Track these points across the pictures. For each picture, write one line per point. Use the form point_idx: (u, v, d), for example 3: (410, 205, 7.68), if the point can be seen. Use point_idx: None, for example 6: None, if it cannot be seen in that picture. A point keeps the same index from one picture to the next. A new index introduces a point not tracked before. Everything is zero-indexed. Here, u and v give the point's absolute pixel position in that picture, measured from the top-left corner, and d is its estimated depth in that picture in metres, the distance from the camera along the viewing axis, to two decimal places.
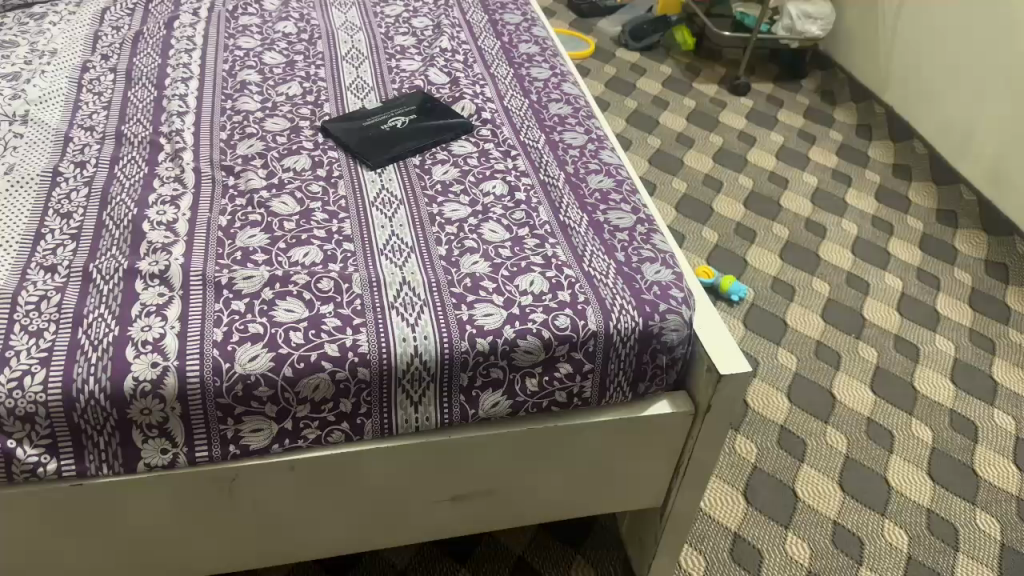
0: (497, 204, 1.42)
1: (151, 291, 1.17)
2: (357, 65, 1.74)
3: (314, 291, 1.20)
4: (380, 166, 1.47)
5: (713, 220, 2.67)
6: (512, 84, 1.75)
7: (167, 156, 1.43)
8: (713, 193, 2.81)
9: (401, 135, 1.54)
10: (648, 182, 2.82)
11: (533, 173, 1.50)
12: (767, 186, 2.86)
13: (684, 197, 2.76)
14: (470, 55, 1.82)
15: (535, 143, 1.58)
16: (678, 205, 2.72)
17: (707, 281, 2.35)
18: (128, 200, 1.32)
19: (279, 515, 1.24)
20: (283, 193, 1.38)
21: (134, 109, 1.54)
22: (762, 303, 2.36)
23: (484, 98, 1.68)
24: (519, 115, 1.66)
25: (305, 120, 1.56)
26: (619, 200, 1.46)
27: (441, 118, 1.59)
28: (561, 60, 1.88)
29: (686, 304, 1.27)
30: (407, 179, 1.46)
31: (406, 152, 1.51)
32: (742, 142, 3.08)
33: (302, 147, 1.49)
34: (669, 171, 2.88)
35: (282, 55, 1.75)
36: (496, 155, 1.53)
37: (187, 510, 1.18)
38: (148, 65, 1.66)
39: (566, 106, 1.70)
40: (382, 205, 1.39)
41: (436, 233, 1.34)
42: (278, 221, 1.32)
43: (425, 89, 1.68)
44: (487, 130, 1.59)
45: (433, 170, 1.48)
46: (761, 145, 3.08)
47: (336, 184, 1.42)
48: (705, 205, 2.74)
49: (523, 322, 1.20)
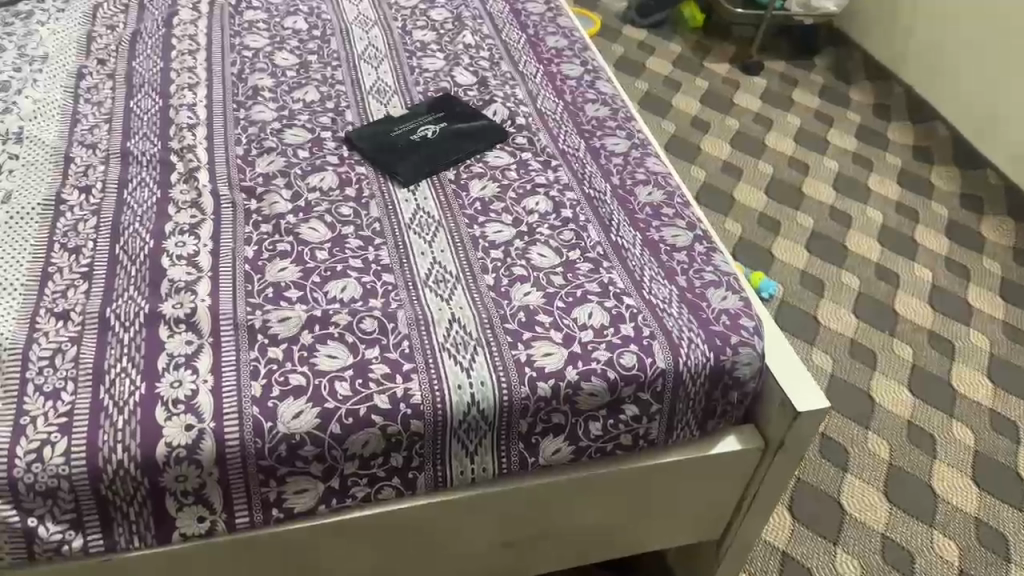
0: (543, 223, 1.31)
1: (177, 337, 1.06)
2: (376, 65, 1.61)
3: (357, 333, 1.09)
4: (412, 184, 1.36)
5: (735, 212, 2.58)
6: (544, 84, 1.63)
7: (181, 177, 1.31)
8: (733, 181, 2.71)
9: (433, 146, 1.42)
10: None
11: (577, 186, 1.39)
12: (787, 172, 2.76)
13: (703, 186, 2.67)
14: (496, 51, 1.69)
15: (575, 150, 1.47)
16: (698, 196, 2.63)
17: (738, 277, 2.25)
18: (142, 230, 1.21)
19: (311, 566, 1.12)
20: (310, 217, 1.26)
21: (139, 122, 1.41)
22: (793, 301, 2.28)
23: (517, 100, 1.56)
24: (555, 119, 1.54)
25: (327, 131, 1.44)
26: (672, 214, 1.35)
27: (473, 125, 1.47)
28: (592, 53, 1.75)
29: (758, 335, 1.17)
30: (444, 197, 1.34)
31: (440, 165, 1.39)
32: (759, 124, 2.98)
33: (327, 163, 1.37)
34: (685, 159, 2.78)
35: (294, 54, 1.62)
36: (536, 166, 1.42)
37: (214, 565, 1.07)
38: (150, 70, 1.53)
39: (604, 107, 1.58)
40: (419, 229, 1.28)
41: (481, 259, 1.24)
42: (308, 251, 1.21)
43: (452, 91, 1.56)
44: (523, 137, 1.48)
45: (470, 185, 1.37)
46: (778, 128, 2.97)
47: (367, 205, 1.31)
48: (726, 194, 2.65)
49: (587, 362, 1.10)
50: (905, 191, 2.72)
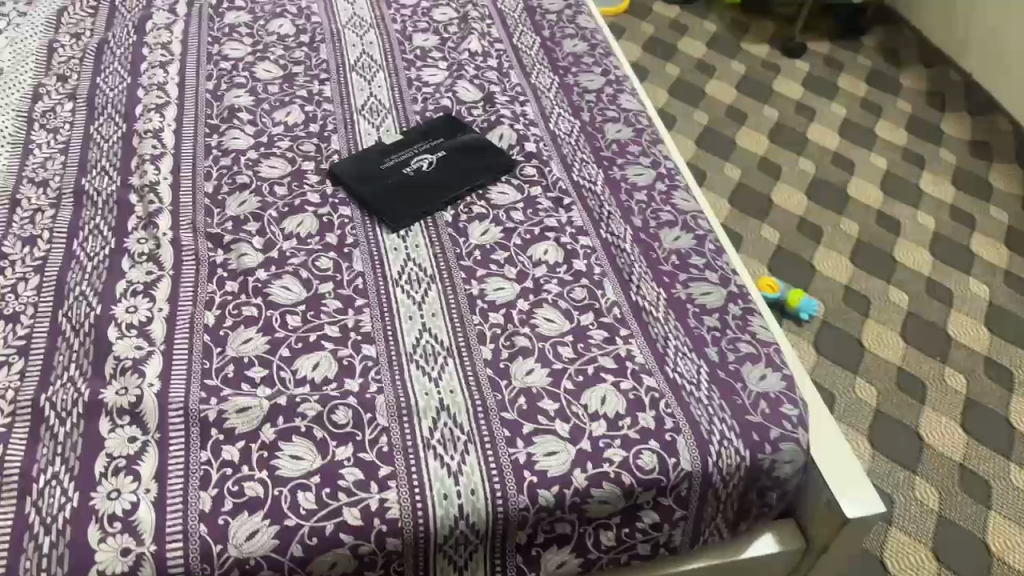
0: (551, 278, 1.14)
1: (119, 433, 0.91)
2: (369, 77, 1.43)
3: (327, 426, 0.94)
4: (402, 228, 1.19)
5: (773, 217, 2.37)
6: (558, 100, 1.44)
7: (139, 222, 1.15)
8: (772, 179, 2.49)
9: (429, 182, 1.24)
10: (697, 169, 2.52)
11: (592, 230, 1.21)
12: (831, 170, 2.54)
13: (739, 186, 2.47)
14: (506, 59, 1.50)
15: (592, 182, 1.29)
16: (733, 198, 2.43)
17: (773, 296, 2.09)
18: (89, 292, 1.05)
19: None
20: (283, 273, 1.10)
21: (97, 154, 1.25)
22: (835, 322, 2.10)
23: (527, 121, 1.38)
24: (570, 145, 1.35)
25: (309, 160, 1.27)
26: (702, 265, 1.17)
27: (476, 155, 1.29)
28: (615, 60, 1.56)
29: (800, 426, 1.00)
30: (438, 245, 1.17)
31: (436, 204, 1.22)
32: (802, 114, 2.74)
33: (306, 203, 1.20)
34: (721, 154, 2.57)
35: (278, 65, 1.44)
36: (546, 205, 1.24)
37: None
38: (115, 87, 1.37)
39: (628, 128, 1.39)
40: (409, 287, 1.11)
41: (479, 325, 1.07)
42: (279, 316, 1.05)
43: (453, 111, 1.38)
44: (532, 167, 1.30)
45: (469, 229, 1.20)
46: (822, 118, 2.74)
47: (350, 255, 1.14)
48: (764, 196, 2.44)
49: (598, 464, 0.93)
50: (960, 192, 2.49)
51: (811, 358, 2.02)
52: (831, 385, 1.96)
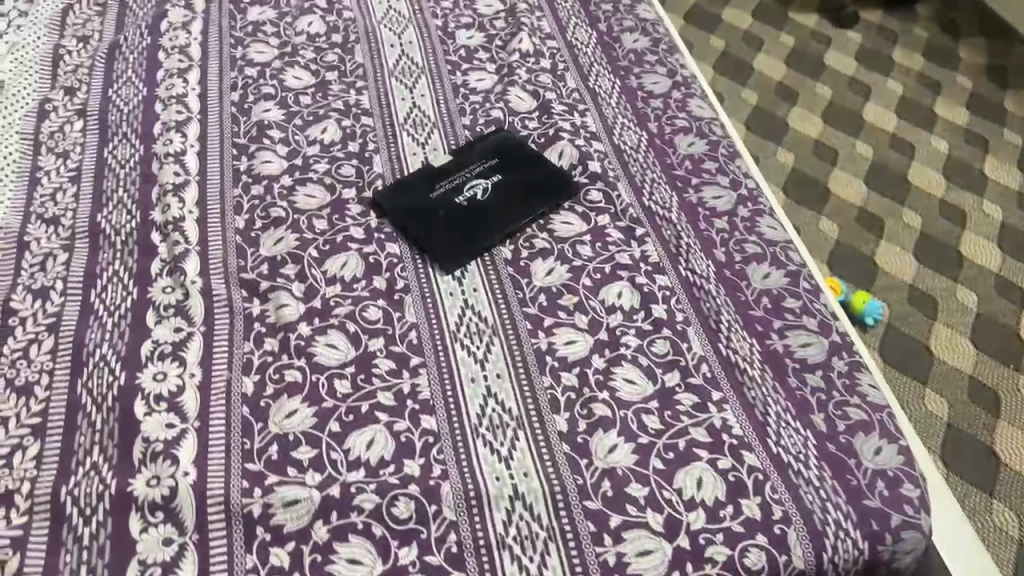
0: (628, 328, 1.00)
1: (152, 534, 0.81)
2: (411, 83, 1.30)
3: (387, 522, 0.82)
4: (457, 268, 1.06)
5: (830, 210, 2.24)
6: (621, 108, 1.30)
7: (162, 266, 1.02)
8: (828, 167, 2.34)
9: (486, 212, 1.11)
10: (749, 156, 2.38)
11: (670, 266, 1.07)
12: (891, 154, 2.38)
13: (793, 175, 2.32)
14: (559, 60, 1.36)
15: (666, 208, 1.15)
16: (787, 188, 2.29)
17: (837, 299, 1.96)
18: (111, 356, 0.94)
19: None
20: (328, 326, 0.98)
21: (113, 183, 1.13)
22: (900, 325, 1.98)
23: (589, 135, 1.24)
24: (637, 162, 1.21)
25: (349, 187, 1.14)
26: (799, 309, 1.04)
27: (535, 178, 1.16)
28: (681, 57, 1.40)
29: (923, 510, 0.88)
30: (499, 288, 1.04)
31: (495, 239, 1.09)
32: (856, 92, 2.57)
33: (350, 238, 1.08)
34: (773, 139, 2.42)
35: (308, 70, 1.31)
36: (617, 237, 1.10)
37: None
38: (130, 100, 1.24)
39: (700, 141, 1.25)
40: (469, 341, 0.98)
41: (551, 389, 0.94)
42: (325, 382, 0.92)
43: (506, 124, 1.25)
44: (598, 190, 1.16)
45: (533, 269, 1.06)
46: (878, 96, 2.55)
47: (401, 302, 1.01)
48: (819, 185, 2.30)
49: (698, 566, 0.81)
50: None
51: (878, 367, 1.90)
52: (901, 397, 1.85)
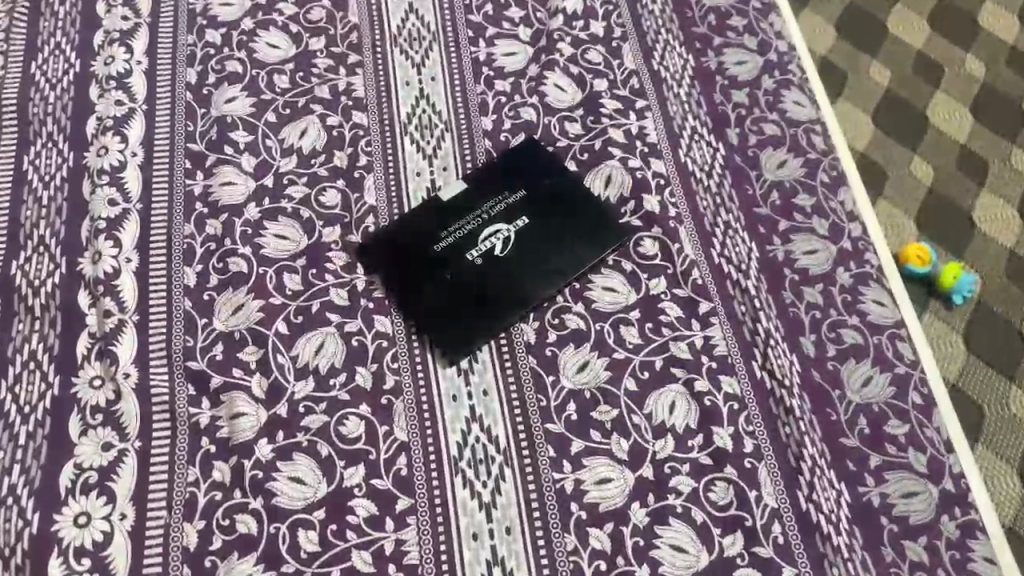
0: (681, 464, 0.78)
1: None
2: (419, 57, 1.00)
3: None
4: (460, 359, 0.82)
5: (932, 138, 1.25)
6: (692, 103, 0.99)
7: (90, 346, 0.81)
8: (940, 83, 1.30)
9: (503, 276, 0.86)
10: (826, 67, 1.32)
11: (742, 365, 0.83)
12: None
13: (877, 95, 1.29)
14: (615, 24, 1.04)
15: (742, 270, 0.88)
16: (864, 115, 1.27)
17: (911, 268, 1.12)
18: (22, 486, 0.74)
19: None
20: (295, 448, 0.77)
21: (31, 211, 0.88)
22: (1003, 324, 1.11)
23: (647, 150, 0.95)
24: (707, 193, 0.93)
25: (333, 225, 0.89)
26: (903, 437, 0.81)
27: (566, 224, 0.89)
28: (779, 20, 1.06)
29: None
30: (516, 389, 0.81)
31: (511, 316, 0.84)
32: None
33: (329, 307, 0.84)
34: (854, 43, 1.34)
35: (286, 34, 1.01)
36: (674, 315, 0.85)
37: None
38: (58, 77, 0.96)
39: (794, 162, 0.96)
40: (473, 472, 0.77)
41: (575, 556, 0.74)
42: (288, 535, 0.73)
43: (538, 130, 0.96)
44: (653, 240, 0.89)
45: (561, 361, 0.83)
46: None
47: (390, 410, 0.79)
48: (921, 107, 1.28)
49: None
50: None
51: (954, 371, 1.08)
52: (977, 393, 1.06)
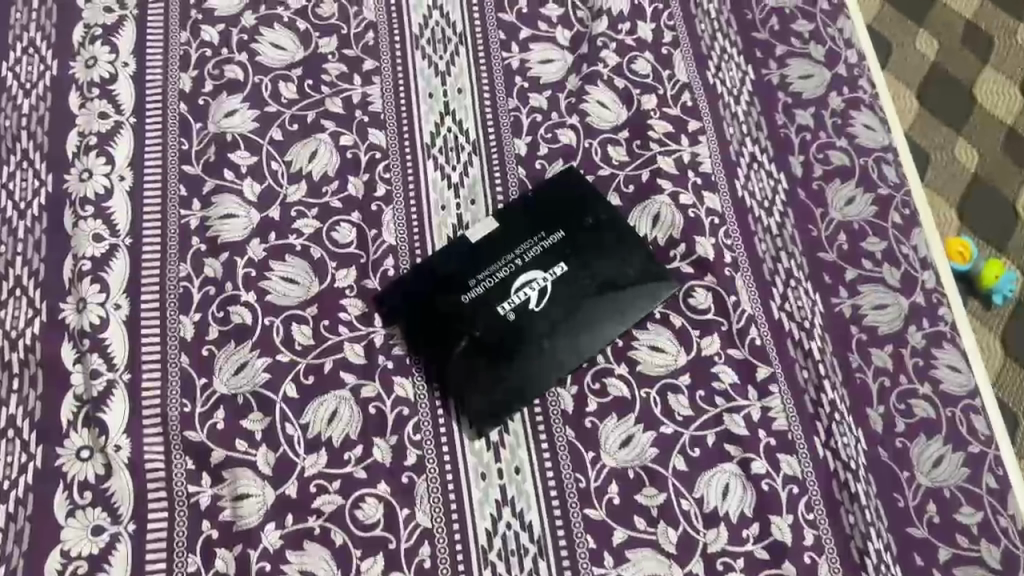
0: (733, 558, 0.70)
1: None
2: (444, 63, 0.89)
3: None
4: (489, 431, 0.73)
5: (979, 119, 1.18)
6: (751, 124, 0.88)
7: (77, 410, 0.72)
8: (991, 59, 1.22)
9: (539, 333, 0.76)
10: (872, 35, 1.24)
11: (802, 442, 0.75)
12: None
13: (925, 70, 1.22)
14: (665, 27, 0.91)
15: (805, 328, 0.79)
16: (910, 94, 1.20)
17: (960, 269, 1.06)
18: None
19: None
20: (307, 535, 0.69)
21: (6, 245, 0.78)
22: None
23: (701, 181, 0.84)
24: (767, 234, 0.83)
25: (347, 266, 0.79)
26: (977, 527, 0.73)
27: (610, 272, 0.79)
28: (848, 25, 0.94)
29: None
30: (552, 467, 0.73)
31: (547, 381, 0.75)
32: None
33: (343, 365, 0.75)
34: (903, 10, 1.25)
35: (293, 31, 0.89)
36: (728, 382, 0.76)
37: None
38: (34, 81, 0.85)
39: (863, 197, 0.86)
40: (503, 566, 0.69)
41: None
42: None
43: (578, 155, 0.85)
44: (705, 290, 0.80)
45: (602, 434, 0.74)
46: None
47: (412, 490, 0.71)
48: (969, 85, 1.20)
49: None
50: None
51: (993, 371, 1.06)
52: (1014, 397, 1.05)
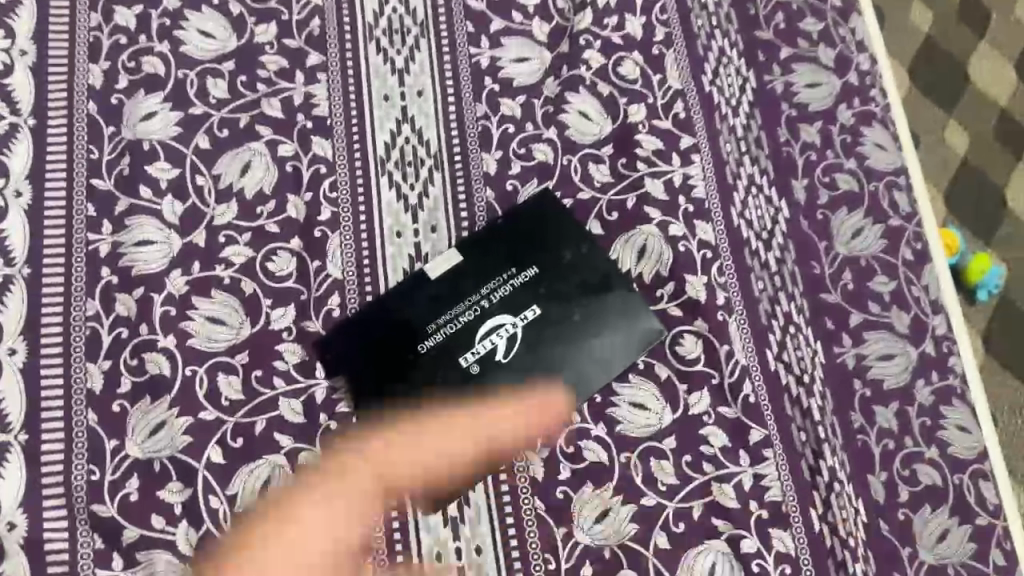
0: None
1: None
2: (401, 59, 0.77)
3: None
4: (447, 503, 0.65)
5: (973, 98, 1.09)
6: (750, 140, 0.77)
7: None
8: (990, 30, 1.11)
9: (503, 390, 0.67)
10: None
11: (796, 515, 0.67)
12: None
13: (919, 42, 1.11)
14: (657, 22, 0.80)
15: (804, 382, 0.70)
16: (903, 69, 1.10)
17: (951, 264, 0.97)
18: None
19: None
20: None
21: None
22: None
23: (693, 208, 0.74)
24: (766, 271, 0.73)
25: (284, 304, 0.68)
26: None
27: (586, 317, 0.69)
28: (863, 23, 0.83)
29: None
30: (517, 545, 0.64)
31: (513, 446, 0.66)
32: None
33: (278, 425, 0.65)
34: None
35: (224, 17, 0.77)
36: (718, 446, 0.68)
37: None
38: None
39: (873, 229, 0.76)
40: None
41: None
42: None
43: (555, 174, 0.74)
44: (695, 337, 0.70)
45: (575, 508, 0.66)
46: None
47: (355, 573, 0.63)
48: (964, 60, 1.10)
49: None
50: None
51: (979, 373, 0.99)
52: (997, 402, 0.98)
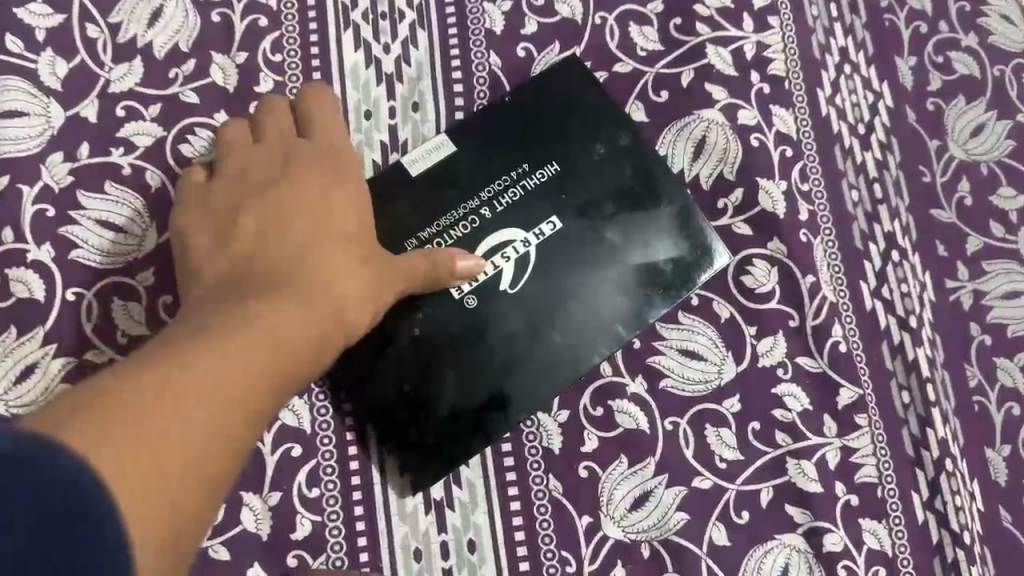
0: None
1: None
2: None
3: None
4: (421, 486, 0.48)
5: None
6: (843, 4, 0.58)
7: None
8: None
9: (504, 337, 0.49)
10: None
11: (893, 501, 0.50)
12: None
13: None
14: None
15: (908, 324, 0.53)
16: None
17: None
18: None
19: None
20: None
21: None
22: None
23: (769, 90, 0.55)
24: (861, 177, 0.55)
25: None
26: None
27: (621, 240, 0.50)
28: None
29: None
30: (523, 539, 0.48)
31: (515, 415, 0.48)
32: None
33: None
34: None
35: None
36: (795, 411, 0.50)
37: None
38: None
39: (996, 127, 0.56)
40: None
41: None
42: None
43: (585, 36, 0.55)
44: (771, 262, 0.52)
45: (602, 490, 0.49)
46: None
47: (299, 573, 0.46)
48: None
49: None
50: None
51: None
52: None
